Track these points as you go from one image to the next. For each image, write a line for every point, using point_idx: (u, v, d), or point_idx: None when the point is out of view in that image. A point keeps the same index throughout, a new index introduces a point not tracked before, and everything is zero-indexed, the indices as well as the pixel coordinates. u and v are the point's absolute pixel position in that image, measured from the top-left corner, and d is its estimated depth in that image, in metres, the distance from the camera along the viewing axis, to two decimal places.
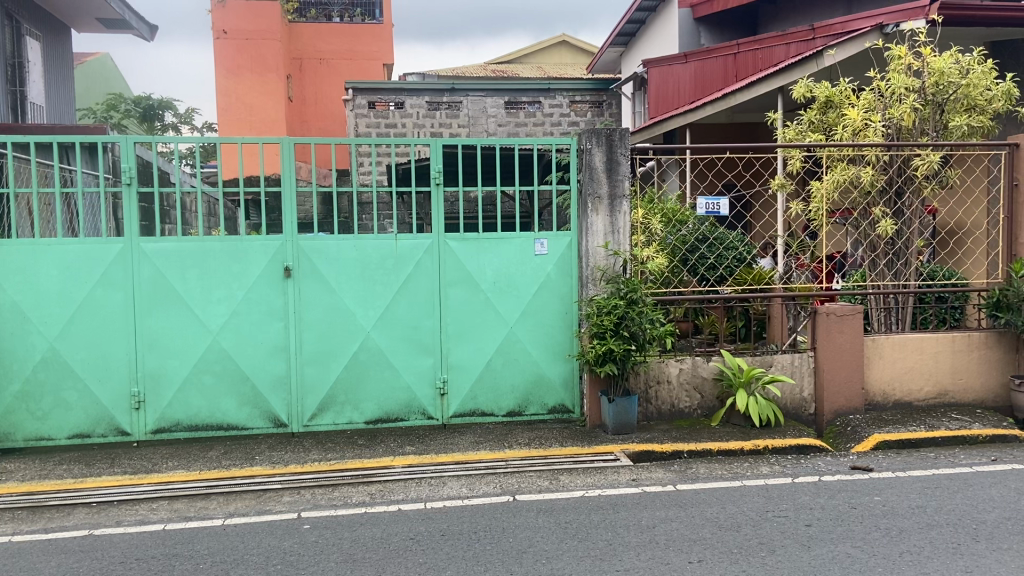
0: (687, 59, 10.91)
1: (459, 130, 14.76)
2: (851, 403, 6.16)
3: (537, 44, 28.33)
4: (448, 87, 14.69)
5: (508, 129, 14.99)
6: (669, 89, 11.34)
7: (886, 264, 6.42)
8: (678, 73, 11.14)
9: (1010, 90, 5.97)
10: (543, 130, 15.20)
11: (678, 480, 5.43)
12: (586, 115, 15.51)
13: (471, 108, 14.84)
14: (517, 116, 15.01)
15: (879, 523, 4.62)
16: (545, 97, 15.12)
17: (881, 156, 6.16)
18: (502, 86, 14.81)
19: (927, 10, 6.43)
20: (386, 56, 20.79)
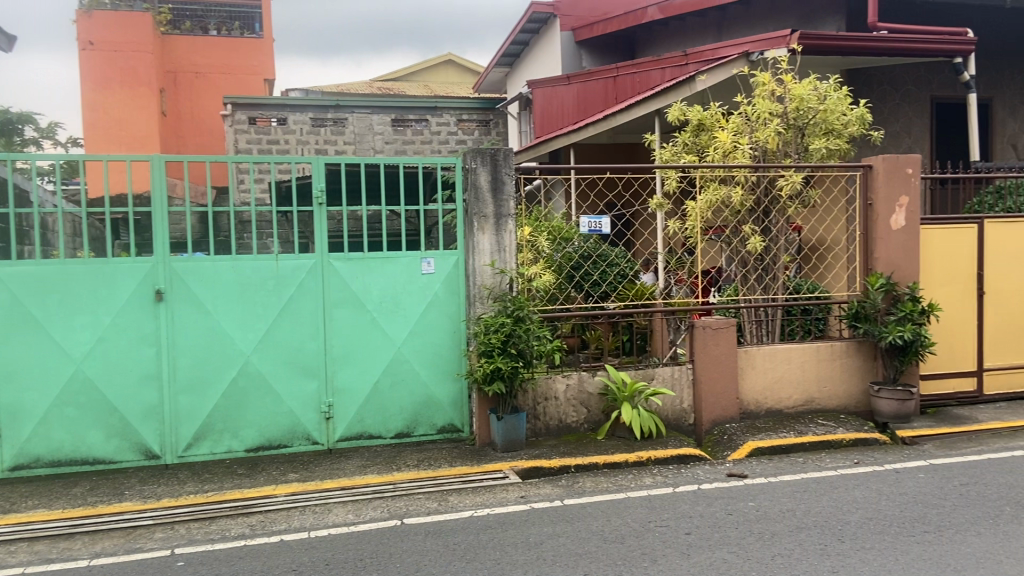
0: (570, 80, 11.12)
1: (345, 147, 14.53)
2: (727, 413, 6.44)
3: (424, 61, 28.39)
4: (332, 103, 14.43)
5: (395, 147, 14.89)
6: (554, 109, 11.57)
7: (756, 279, 6.79)
8: (562, 94, 11.37)
9: (862, 115, 6.46)
10: (430, 148, 15.25)
11: (566, 495, 5.51)
12: (473, 134, 15.63)
13: (357, 125, 14.65)
14: (404, 133, 14.99)
15: (753, 528, 4.84)
16: (433, 115, 15.18)
17: (749, 177, 6.52)
18: (389, 103, 14.70)
19: (788, 39, 6.78)
20: (265, 69, 19.34)
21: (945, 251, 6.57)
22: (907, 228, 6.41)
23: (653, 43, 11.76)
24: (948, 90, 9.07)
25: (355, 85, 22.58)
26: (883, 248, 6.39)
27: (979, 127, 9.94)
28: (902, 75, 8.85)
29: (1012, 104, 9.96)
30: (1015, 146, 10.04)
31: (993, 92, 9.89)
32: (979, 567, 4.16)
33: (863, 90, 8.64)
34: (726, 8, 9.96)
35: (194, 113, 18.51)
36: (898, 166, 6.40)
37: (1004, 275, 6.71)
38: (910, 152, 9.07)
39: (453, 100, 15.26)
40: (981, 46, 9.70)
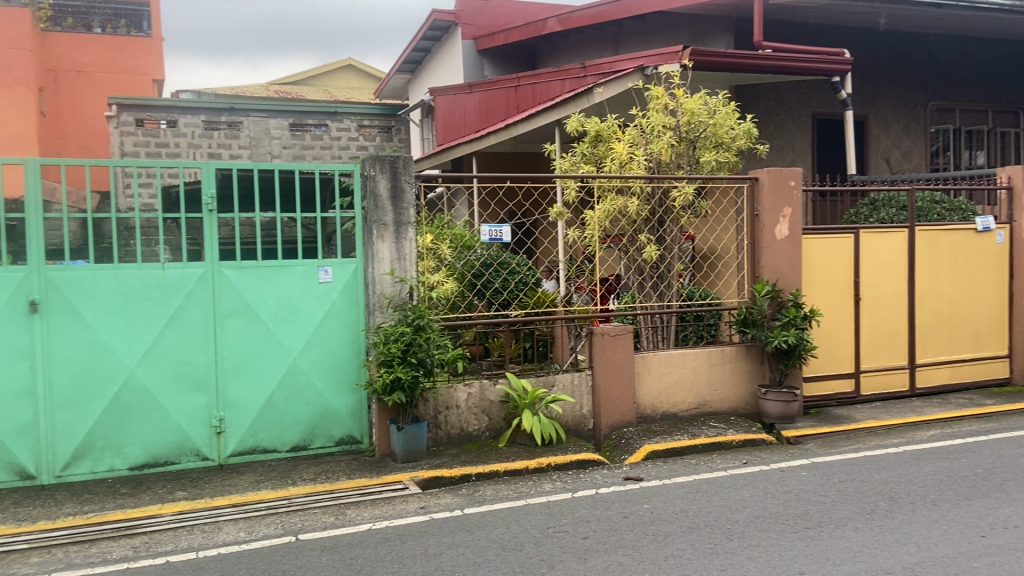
0: (471, 89, 11.14)
1: (240, 152, 14.10)
2: (625, 417, 6.58)
3: (323, 65, 27.93)
4: (227, 106, 13.96)
5: (293, 151, 14.57)
6: (456, 117, 11.59)
7: (652, 286, 7.01)
8: (463, 103, 11.38)
9: (750, 130, 6.77)
10: (330, 153, 15.01)
11: (466, 504, 5.50)
12: (375, 140, 15.42)
13: (253, 129, 14.23)
14: (302, 138, 14.59)
15: (647, 530, 4.96)
16: (332, 120, 14.88)
17: (644, 188, 6.74)
18: (286, 107, 14.32)
19: (682, 55, 7.00)
20: (155, 69, 18.44)
21: (825, 260, 6.92)
22: (790, 237, 6.72)
23: (553, 55, 11.68)
24: (828, 106, 9.60)
25: (250, 87, 21.99)
26: (769, 257, 6.67)
27: (856, 142, 10.55)
28: (787, 91, 9.35)
29: (885, 120, 10.64)
30: (888, 160, 10.71)
31: (867, 109, 10.53)
32: (855, 561, 4.40)
33: (750, 105, 9.08)
34: (623, 22, 10.04)
35: (73, 115, 17.40)
36: (781, 179, 6.72)
37: (879, 281, 7.10)
38: (793, 166, 9.56)
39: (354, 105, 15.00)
40: (857, 65, 10.31)
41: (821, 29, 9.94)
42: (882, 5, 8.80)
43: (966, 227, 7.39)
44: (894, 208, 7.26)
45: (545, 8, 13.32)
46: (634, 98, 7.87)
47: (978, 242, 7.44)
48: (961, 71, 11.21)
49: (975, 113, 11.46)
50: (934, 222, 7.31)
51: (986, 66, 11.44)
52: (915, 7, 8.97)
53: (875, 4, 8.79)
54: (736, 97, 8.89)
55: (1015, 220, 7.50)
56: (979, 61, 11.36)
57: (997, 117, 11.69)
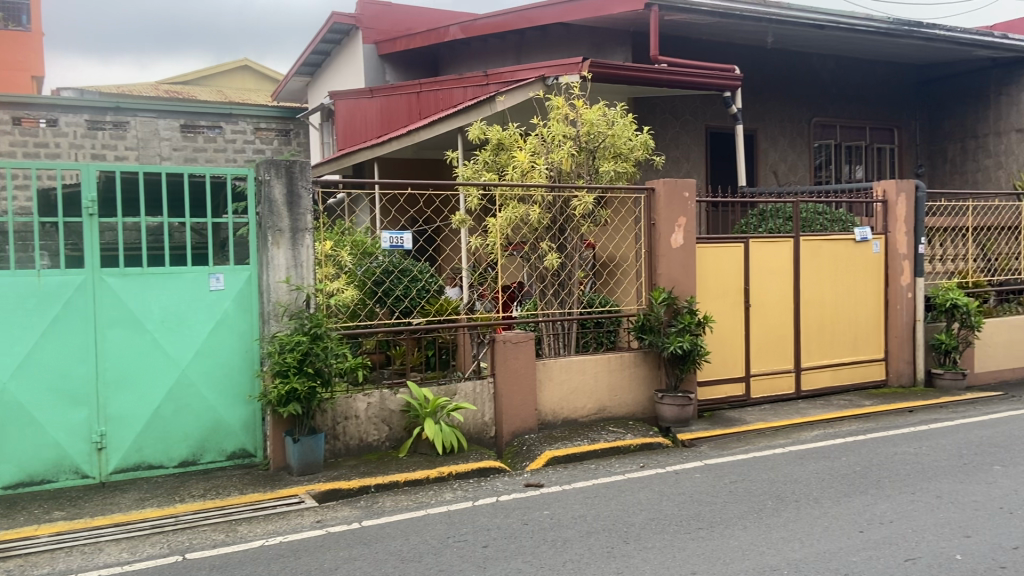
0: (373, 94, 11.01)
1: (127, 153, 13.49)
2: (526, 424, 6.59)
3: (219, 65, 27.04)
4: (112, 106, 13.31)
5: (184, 154, 14.07)
6: (357, 122, 11.40)
7: (553, 293, 7.07)
8: (365, 107, 11.23)
9: (646, 142, 6.98)
10: (225, 156, 14.59)
11: (364, 516, 5.39)
12: (272, 143, 15.22)
13: (141, 129, 13.66)
14: (194, 140, 14.16)
15: (546, 536, 4.99)
16: (226, 121, 14.48)
17: (546, 196, 6.78)
18: (177, 108, 13.85)
19: (580, 66, 7.14)
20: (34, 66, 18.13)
21: (717, 268, 7.17)
22: (684, 247, 6.93)
23: (455, 61, 11.46)
24: (720, 120, 9.99)
25: (138, 86, 21.04)
26: (664, 265, 6.85)
27: (746, 154, 11.03)
28: (682, 105, 9.67)
29: (772, 135, 11.17)
30: (775, 172, 11.22)
31: (757, 123, 11.02)
32: (744, 559, 4.55)
33: (647, 117, 9.35)
34: (524, 32, 10.04)
35: None
36: (676, 190, 6.90)
37: (767, 288, 7.42)
38: (688, 176, 9.90)
39: (252, 107, 14.62)
40: (746, 81, 10.77)
41: (714, 45, 10.35)
42: (770, 24, 9.20)
43: (847, 237, 7.81)
44: (781, 219, 7.61)
45: (449, 15, 13.29)
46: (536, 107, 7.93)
47: (857, 251, 7.88)
48: (842, 89, 11.85)
49: (855, 130, 12.14)
50: (817, 232, 7.69)
51: (865, 85, 12.14)
52: (800, 28, 9.43)
53: (762, 24, 9.18)
54: (633, 109, 9.11)
55: (889, 231, 7.97)
56: (858, 80, 12.05)
57: (874, 133, 12.42)
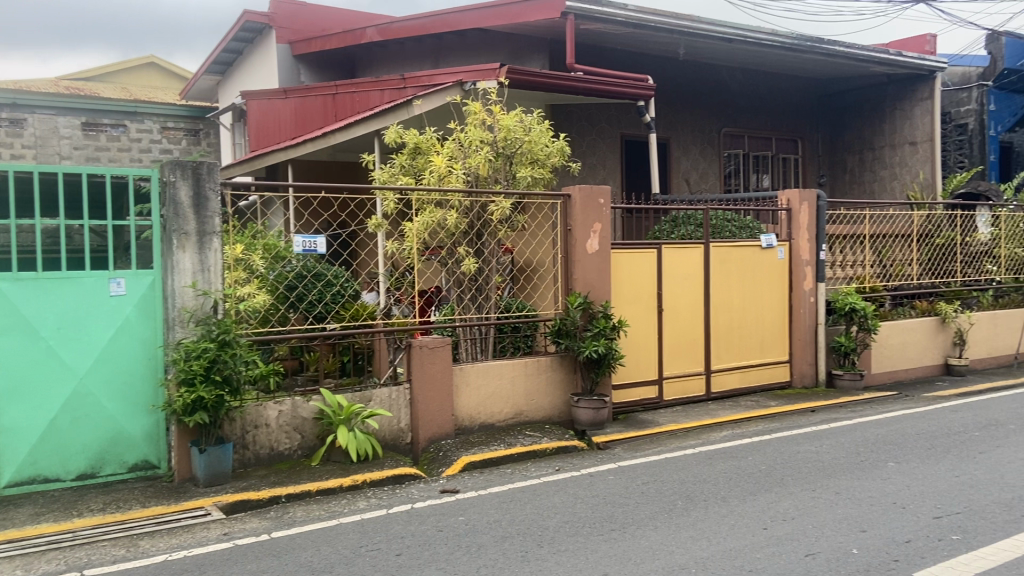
0: (288, 95, 10.77)
1: (23, 151, 12.97)
2: (443, 429, 6.55)
3: (124, 62, 26.10)
4: (7, 101, 12.78)
5: (85, 153, 13.67)
6: (270, 122, 11.13)
7: (470, 298, 7.03)
8: (280, 108, 10.97)
9: (562, 148, 7.07)
10: (129, 156, 14.18)
11: (274, 528, 5.24)
12: (180, 143, 14.85)
13: (38, 127, 13.17)
14: (96, 138, 13.79)
15: (460, 542, 4.97)
16: (131, 120, 14.10)
17: (463, 201, 6.78)
18: (78, 105, 13.41)
19: (496, 72, 7.18)
20: None
21: (632, 273, 7.31)
22: (600, 252, 7.01)
23: (372, 64, 11.33)
24: (635, 128, 10.22)
25: (35, 81, 20.12)
26: (580, 270, 6.93)
27: (660, 163, 11.32)
28: (597, 113, 9.85)
29: (684, 144, 11.51)
30: (688, 181, 11.59)
31: (670, 132, 11.33)
32: (654, 559, 4.64)
33: (564, 124, 9.48)
34: (442, 36, 10.00)
35: None
36: (592, 197, 7.00)
37: (679, 293, 7.60)
38: (604, 183, 10.09)
39: (159, 106, 14.17)
40: (658, 91, 11.06)
41: (629, 55, 10.58)
42: (682, 37, 9.48)
43: (753, 244, 8.09)
44: (693, 226, 7.76)
45: (368, 17, 13.16)
46: (452, 112, 7.92)
47: (763, 257, 8.18)
48: (750, 100, 12.27)
49: (762, 140, 12.61)
50: (725, 239, 7.94)
51: (771, 97, 12.62)
52: (711, 41, 9.74)
53: (675, 35, 9.45)
54: (550, 116, 9.22)
55: (793, 238, 8.30)
56: (765, 93, 12.52)
57: (780, 144, 12.93)
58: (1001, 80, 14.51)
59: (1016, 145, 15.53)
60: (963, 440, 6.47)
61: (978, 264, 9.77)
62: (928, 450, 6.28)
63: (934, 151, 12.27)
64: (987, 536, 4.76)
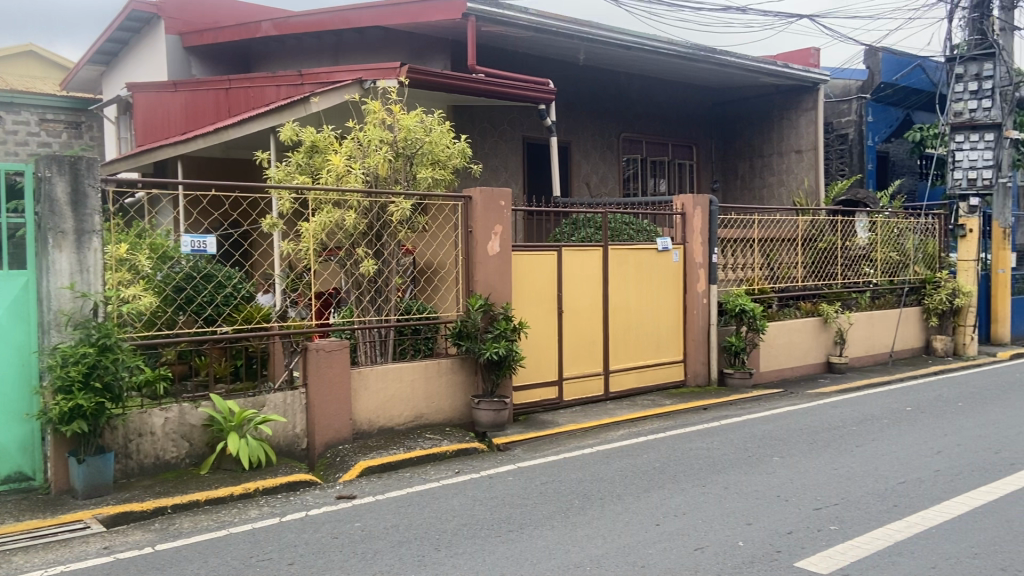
0: (177, 88, 10.31)
1: None
2: (340, 434, 6.43)
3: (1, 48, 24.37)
4: None
5: None
6: (159, 116, 10.64)
7: (369, 300, 6.88)
8: (169, 101, 10.50)
9: (463, 149, 7.02)
10: (4, 149, 13.78)
11: (158, 540, 5.00)
12: (59, 136, 14.38)
13: None
14: None
15: (356, 549, 4.88)
16: (7, 112, 13.72)
17: (362, 202, 6.67)
18: None
19: (398, 71, 7.20)
20: None
21: (533, 274, 7.36)
22: (500, 254, 7.06)
23: (268, 58, 10.99)
24: (537, 132, 10.39)
25: None
26: (481, 272, 6.95)
27: (561, 166, 11.50)
28: (500, 115, 9.96)
29: (585, 148, 11.74)
30: (588, 184, 11.79)
31: (571, 136, 11.52)
32: (550, 558, 4.68)
33: (466, 125, 9.53)
34: (341, 33, 9.81)
35: None
36: (492, 199, 7.02)
37: (579, 294, 7.71)
38: (507, 184, 10.17)
39: (33, 97, 13.71)
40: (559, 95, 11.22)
41: (532, 58, 10.69)
42: (582, 42, 9.66)
43: (650, 247, 8.29)
44: (592, 228, 7.87)
45: (265, 10, 12.78)
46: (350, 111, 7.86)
47: (660, 260, 8.40)
48: (647, 107, 12.62)
49: (658, 145, 12.94)
50: (624, 242, 8.10)
51: (667, 104, 13.00)
52: (609, 48, 9.98)
53: (574, 41, 9.63)
54: (450, 117, 9.24)
55: (688, 241, 8.56)
56: (664, 100, 12.92)
57: (675, 150, 13.34)
58: (878, 93, 15.41)
59: (892, 155, 16.43)
60: (842, 434, 6.82)
61: (856, 267, 10.32)
62: (810, 444, 6.59)
63: (818, 158, 12.85)
64: (862, 525, 5.02)
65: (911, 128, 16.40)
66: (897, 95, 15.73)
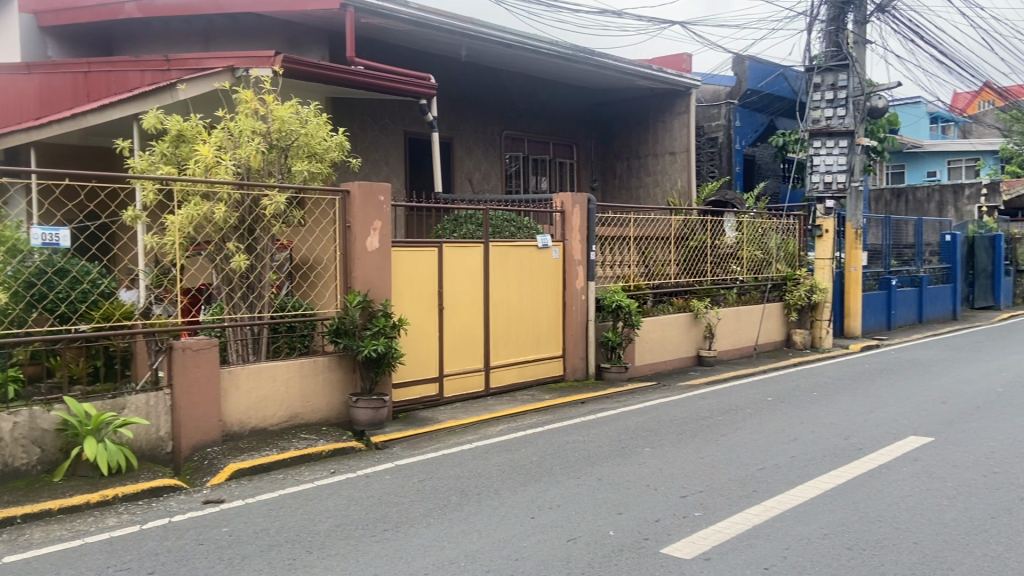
0: (30, 70, 9.58)
1: None
2: (208, 436, 6.17)
3: None
4: None
5: None
6: (10, 99, 9.85)
7: (241, 297, 6.63)
8: (21, 84, 9.73)
9: (341, 143, 6.93)
10: None
11: (5, 552, 4.65)
12: None
13: None
14: None
15: (222, 554, 4.69)
16: None
17: (233, 194, 6.44)
18: None
19: (272, 61, 7.21)
20: None
21: (413, 271, 7.32)
22: (379, 250, 6.99)
23: (132, 42, 10.37)
24: (417, 126, 10.46)
25: None
26: (359, 267, 6.86)
27: (444, 162, 11.52)
28: (380, 109, 9.96)
29: (468, 145, 11.83)
30: (470, 181, 11.88)
31: (452, 132, 11.55)
32: (425, 555, 4.65)
33: (345, 119, 9.52)
34: (211, 18, 9.41)
35: None
36: (371, 193, 6.94)
37: (459, 290, 7.73)
38: (388, 179, 10.23)
39: None
40: (441, 90, 11.25)
41: (414, 53, 10.64)
42: (463, 38, 9.71)
43: (530, 244, 8.41)
44: (473, 225, 7.93)
45: None
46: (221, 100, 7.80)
47: (540, 257, 8.53)
48: (528, 105, 12.79)
49: (540, 144, 13.16)
50: (505, 238, 8.19)
51: (549, 103, 13.22)
52: (490, 44, 10.05)
53: (455, 37, 9.66)
54: (329, 109, 9.18)
55: (566, 239, 8.74)
56: (547, 100, 13.19)
57: (556, 148, 13.59)
58: (745, 99, 16.25)
59: (758, 158, 17.36)
60: (708, 424, 7.14)
61: (724, 265, 10.83)
62: (678, 434, 6.87)
63: (690, 160, 13.40)
64: (724, 511, 5.27)
65: (774, 133, 17.38)
66: (762, 102, 16.64)
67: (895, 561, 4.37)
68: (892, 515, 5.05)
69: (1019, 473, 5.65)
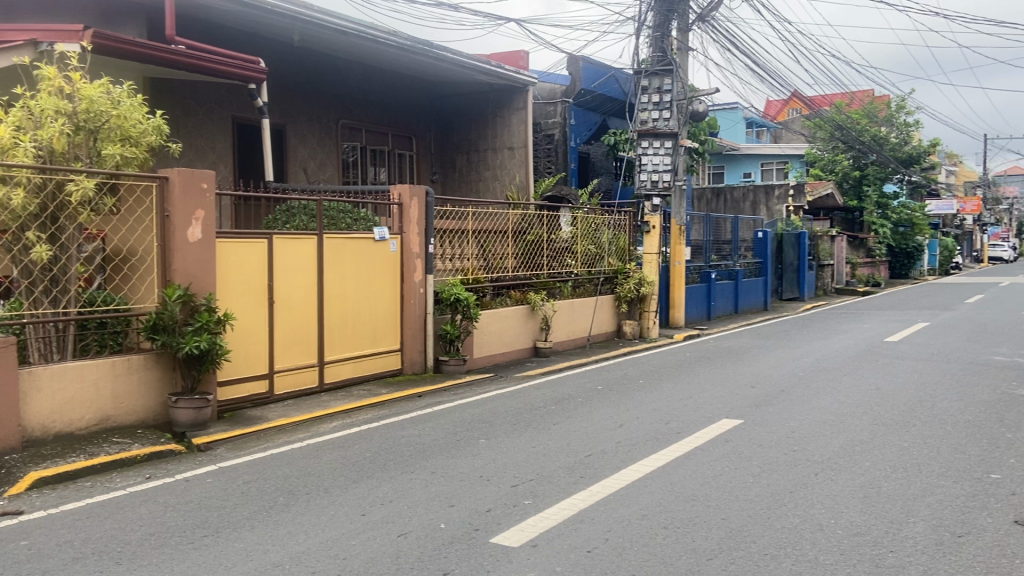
0: None
1: None
2: (6, 443, 5.59)
3: None
4: None
5: None
6: None
7: (43, 291, 6.08)
8: None
9: (159, 127, 6.52)
10: None
11: None
12: None
13: None
14: None
15: (18, 571, 4.27)
16: None
17: (33, 178, 5.85)
18: None
19: (79, 36, 6.66)
20: None
21: (239, 263, 7.03)
22: (202, 241, 6.68)
23: None
24: (246, 112, 10.07)
25: None
26: (180, 259, 6.51)
27: (275, 151, 11.18)
28: (205, 92, 9.55)
29: (301, 133, 11.51)
30: (305, 170, 11.60)
31: (284, 119, 11.24)
32: (247, 560, 4.46)
33: (166, 101, 9.05)
34: None
35: None
36: (192, 181, 6.61)
37: (290, 284, 7.50)
38: (214, 168, 9.80)
39: None
40: (272, 76, 10.95)
41: (244, 37, 10.24)
42: (296, 23, 9.43)
43: (366, 236, 8.28)
44: (306, 216, 7.70)
45: None
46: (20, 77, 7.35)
47: (376, 250, 8.41)
48: (366, 95, 12.65)
49: (378, 135, 12.99)
50: (341, 230, 8.02)
51: (388, 95, 13.13)
52: (325, 31, 9.81)
53: (287, 20, 9.33)
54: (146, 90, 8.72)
55: (404, 231, 8.66)
56: (388, 91, 13.11)
57: (395, 140, 13.44)
58: (579, 98, 16.84)
59: (591, 156, 17.92)
60: (541, 414, 7.34)
61: (560, 259, 11.16)
62: (513, 425, 7.01)
63: (527, 156, 13.66)
64: (552, 497, 5.42)
65: (606, 132, 18.06)
66: (595, 101, 17.32)
67: (705, 537, 4.67)
68: (704, 493, 5.39)
69: (815, 449, 6.22)
